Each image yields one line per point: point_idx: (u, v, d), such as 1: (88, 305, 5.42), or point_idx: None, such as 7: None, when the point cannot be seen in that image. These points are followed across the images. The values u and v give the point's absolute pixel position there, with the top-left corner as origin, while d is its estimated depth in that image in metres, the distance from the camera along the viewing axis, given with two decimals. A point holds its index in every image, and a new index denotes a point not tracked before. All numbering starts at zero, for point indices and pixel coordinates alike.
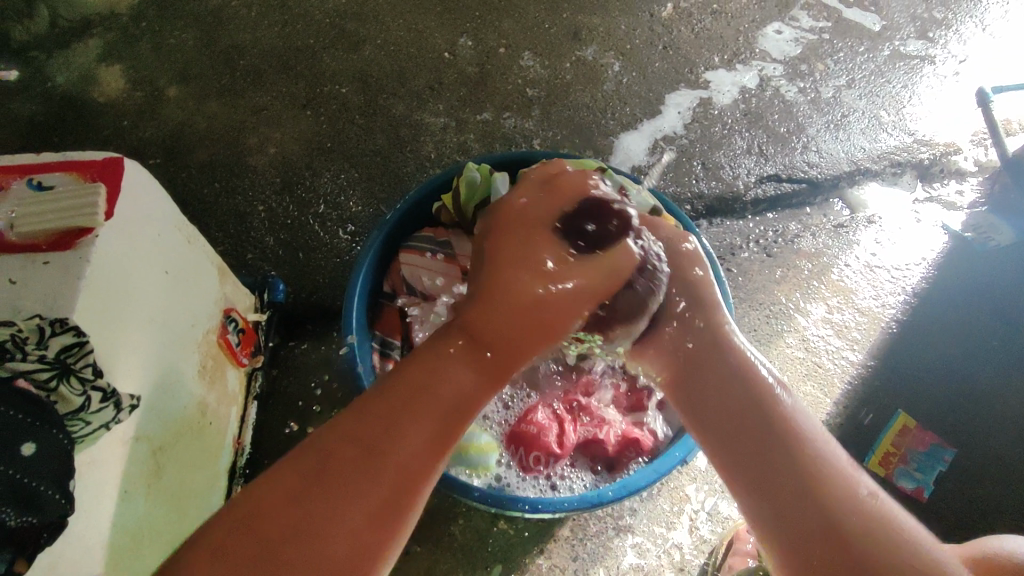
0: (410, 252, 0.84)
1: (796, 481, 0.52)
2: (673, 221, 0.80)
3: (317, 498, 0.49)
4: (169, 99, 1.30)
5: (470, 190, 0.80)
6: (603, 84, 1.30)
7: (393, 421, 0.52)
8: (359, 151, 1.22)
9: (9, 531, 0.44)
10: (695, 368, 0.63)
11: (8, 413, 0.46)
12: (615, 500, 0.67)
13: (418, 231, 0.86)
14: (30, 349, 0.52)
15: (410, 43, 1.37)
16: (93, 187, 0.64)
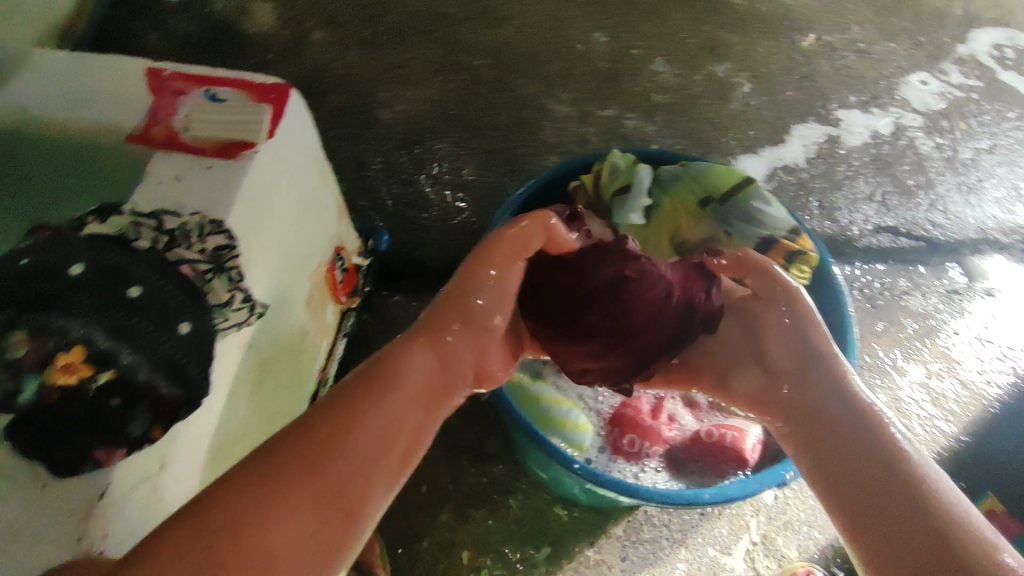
0: None
1: (923, 530, 0.46)
2: (808, 250, 0.81)
3: (289, 495, 0.41)
4: (313, 42, 1.36)
5: (612, 174, 0.82)
6: (732, 103, 1.29)
7: (379, 396, 0.48)
8: (481, 124, 1.25)
9: (162, 398, 0.50)
10: (822, 408, 0.59)
11: (174, 295, 0.53)
12: (710, 502, 0.66)
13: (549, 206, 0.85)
14: (194, 241, 0.56)
15: (548, 30, 1.40)
16: (260, 107, 0.67)
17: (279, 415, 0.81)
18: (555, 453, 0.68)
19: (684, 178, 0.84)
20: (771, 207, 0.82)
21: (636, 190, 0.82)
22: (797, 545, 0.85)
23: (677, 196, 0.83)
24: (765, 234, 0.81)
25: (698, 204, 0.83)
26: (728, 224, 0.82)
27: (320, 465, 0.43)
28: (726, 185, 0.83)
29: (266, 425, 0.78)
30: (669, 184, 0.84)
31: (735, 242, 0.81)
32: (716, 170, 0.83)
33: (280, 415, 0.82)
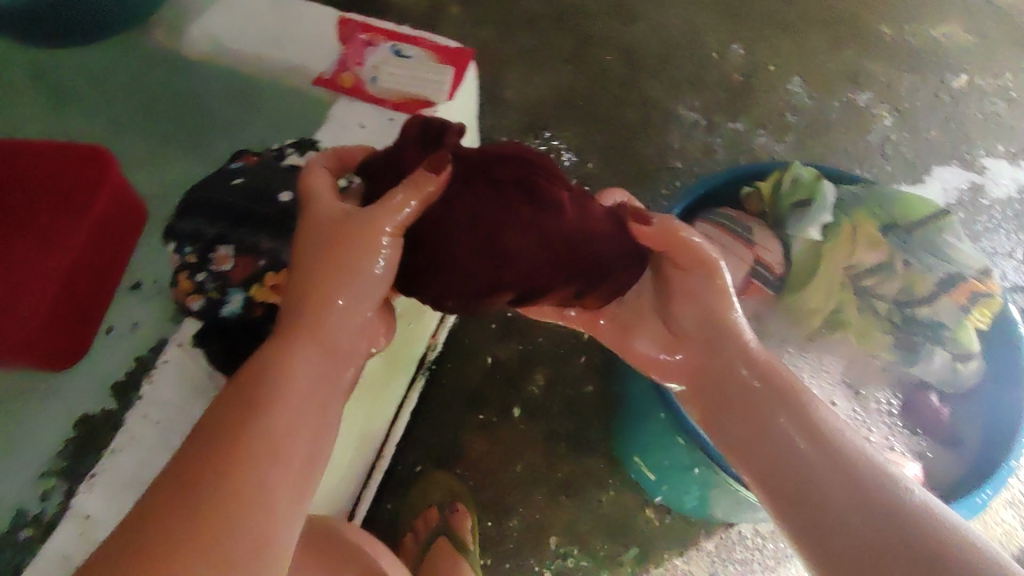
0: (711, 222, 0.77)
1: (884, 527, 0.45)
2: (992, 291, 0.73)
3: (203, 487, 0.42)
4: (449, 15, 1.36)
5: (795, 185, 0.78)
6: (869, 135, 1.24)
7: (257, 413, 0.46)
8: (608, 119, 1.24)
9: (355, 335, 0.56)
10: (748, 410, 0.58)
11: None
12: None
13: (718, 207, 0.80)
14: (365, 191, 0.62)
15: (683, 34, 1.36)
16: (442, 70, 0.67)
17: (394, 367, 0.80)
18: (708, 451, 0.66)
19: (867, 201, 0.79)
20: (962, 243, 0.78)
21: (820, 205, 0.78)
22: None
23: (858, 221, 0.79)
24: (951, 270, 0.76)
25: (880, 228, 0.79)
26: (910, 254, 0.78)
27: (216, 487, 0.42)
28: (916, 215, 0.78)
29: (386, 375, 0.78)
30: (849, 206, 0.79)
31: (914, 274, 0.78)
32: (905, 200, 0.79)
33: (395, 367, 0.80)
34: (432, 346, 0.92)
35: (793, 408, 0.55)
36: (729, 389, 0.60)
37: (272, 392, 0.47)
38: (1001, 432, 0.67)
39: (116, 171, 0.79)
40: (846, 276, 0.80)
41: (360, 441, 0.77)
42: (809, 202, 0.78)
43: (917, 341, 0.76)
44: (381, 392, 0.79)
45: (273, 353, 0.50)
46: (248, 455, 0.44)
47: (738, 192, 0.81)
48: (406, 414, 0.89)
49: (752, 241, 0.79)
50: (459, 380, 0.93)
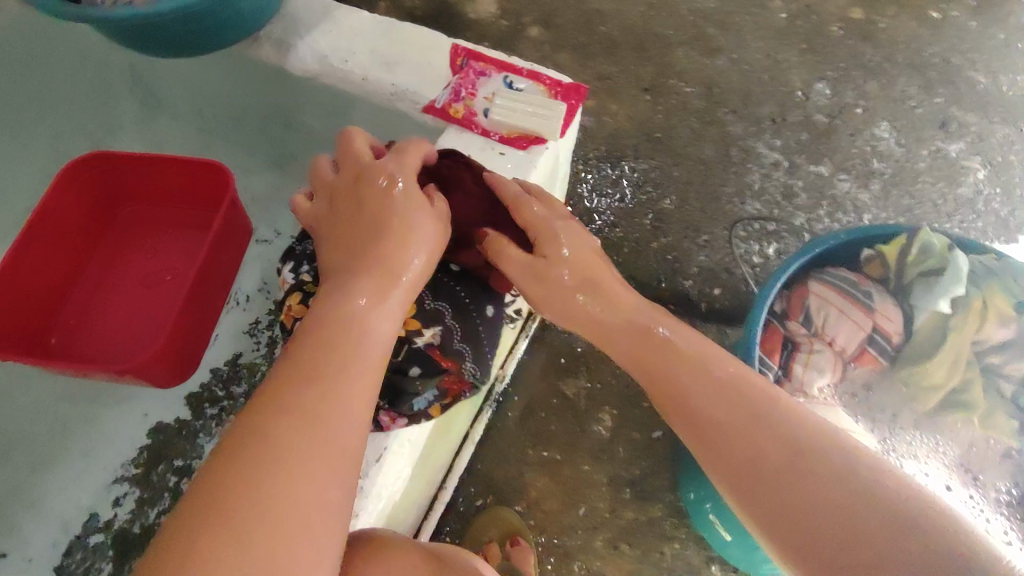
0: (824, 285, 0.73)
1: (861, 527, 0.42)
2: None
3: (273, 441, 0.42)
4: (529, 38, 1.37)
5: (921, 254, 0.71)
6: (959, 187, 1.19)
7: (323, 367, 0.46)
8: (685, 152, 1.21)
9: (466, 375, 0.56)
10: (709, 378, 0.52)
11: (459, 289, 0.59)
12: None
13: (832, 267, 0.75)
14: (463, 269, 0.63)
15: (765, 69, 1.33)
16: (557, 104, 0.65)
17: (466, 406, 0.79)
18: None
19: (1001, 274, 0.71)
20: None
21: (953, 274, 0.69)
22: None
23: (989, 295, 0.70)
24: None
25: (1013, 305, 0.69)
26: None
27: (255, 447, 0.42)
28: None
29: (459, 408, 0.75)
30: (981, 278, 0.70)
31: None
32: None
33: (466, 405, 0.79)
34: (498, 379, 0.91)
35: (750, 389, 0.51)
36: (663, 352, 0.55)
37: (344, 358, 0.47)
38: None
39: (234, 189, 0.69)
40: (972, 352, 0.70)
41: (428, 474, 0.75)
42: (942, 271, 0.70)
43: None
44: (453, 424, 0.77)
45: (340, 294, 0.51)
46: (289, 431, 0.43)
47: (857, 254, 0.75)
48: (470, 445, 0.87)
49: (873, 309, 0.72)
50: (526, 415, 0.91)
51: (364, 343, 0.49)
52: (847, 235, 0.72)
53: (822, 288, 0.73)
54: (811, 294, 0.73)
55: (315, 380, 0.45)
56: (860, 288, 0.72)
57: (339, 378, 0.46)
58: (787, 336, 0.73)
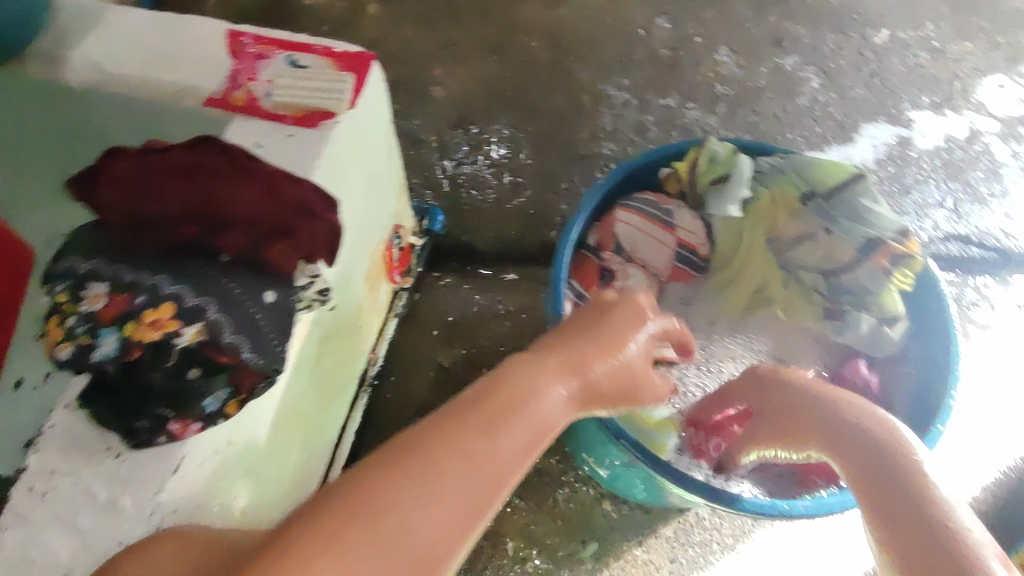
0: (630, 211, 0.78)
1: (918, 521, 0.49)
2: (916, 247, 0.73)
3: (405, 480, 0.40)
4: (370, 15, 1.30)
5: (710, 162, 0.77)
6: (797, 98, 1.24)
7: (492, 425, 0.43)
8: (540, 107, 1.20)
9: (240, 362, 0.46)
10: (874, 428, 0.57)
11: (225, 283, 0.46)
12: (805, 515, 0.62)
13: (638, 193, 0.80)
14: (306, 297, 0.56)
15: (607, 13, 1.32)
16: (341, 76, 0.64)
17: (333, 391, 0.81)
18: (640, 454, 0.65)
19: (786, 170, 0.78)
20: (880, 204, 0.75)
21: (738, 179, 0.76)
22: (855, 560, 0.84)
23: (776, 191, 0.78)
24: (871, 232, 0.73)
25: (799, 199, 0.77)
26: (831, 221, 0.76)
27: (382, 490, 0.39)
28: (833, 179, 0.75)
29: (321, 400, 0.77)
30: (769, 176, 0.78)
31: (836, 242, 0.75)
32: (823, 163, 0.77)
33: (334, 390, 0.81)
34: (372, 362, 0.94)
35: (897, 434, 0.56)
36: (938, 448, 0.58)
37: (505, 415, 0.44)
38: (929, 399, 0.70)
39: None
40: (770, 249, 0.79)
41: (300, 472, 0.76)
42: (729, 176, 0.76)
43: (845, 309, 0.76)
44: (320, 419, 0.78)
45: (528, 361, 0.48)
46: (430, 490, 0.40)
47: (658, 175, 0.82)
48: (352, 435, 0.90)
49: (674, 224, 0.79)
50: (404, 395, 0.95)
51: (530, 411, 0.45)
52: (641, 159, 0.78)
53: (629, 213, 0.77)
54: (618, 220, 0.77)
55: (485, 439, 0.42)
56: (661, 206, 0.78)
57: (476, 442, 0.42)
58: (603, 267, 0.77)
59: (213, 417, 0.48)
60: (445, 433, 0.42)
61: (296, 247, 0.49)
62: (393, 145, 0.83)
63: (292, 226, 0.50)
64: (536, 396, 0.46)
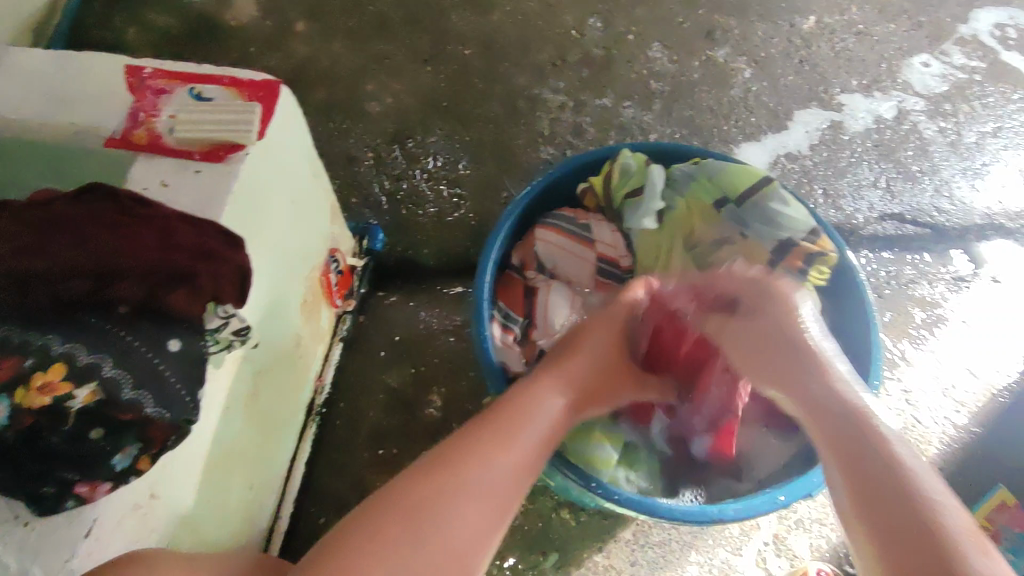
0: (547, 228, 0.81)
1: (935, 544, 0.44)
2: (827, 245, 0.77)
3: (434, 479, 0.51)
4: (297, 33, 1.25)
5: (623, 175, 0.80)
6: (731, 89, 1.24)
7: (508, 433, 0.56)
8: (474, 116, 1.19)
9: (144, 418, 0.45)
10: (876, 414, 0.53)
11: (122, 335, 0.45)
12: (737, 518, 0.64)
13: (557, 210, 0.84)
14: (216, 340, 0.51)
15: (539, 16, 1.30)
16: (249, 106, 0.62)
17: (277, 424, 0.80)
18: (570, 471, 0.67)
19: (698, 177, 0.81)
20: (791, 207, 0.77)
21: (651, 192, 0.79)
22: (810, 543, 0.86)
23: (691, 198, 0.81)
24: (782, 235, 0.77)
25: (713, 206, 0.80)
26: (745, 225, 0.79)
27: (443, 496, 0.50)
28: (745, 184, 0.79)
29: (264, 436, 0.76)
30: (682, 185, 0.81)
31: (752, 244, 0.78)
32: (733, 169, 0.80)
33: (279, 424, 0.80)
34: (320, 389, 0.92)
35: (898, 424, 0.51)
36: None
37: (515, 423, 0.57)
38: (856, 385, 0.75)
39: None
40: None
41: (248, 512, 0.74)
42: (642, 189, 0.80)
43: None
44: (264, 454, 0.77)
45: (533, 384, 0.62)
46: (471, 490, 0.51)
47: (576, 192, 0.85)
48: (303, 465, 0.89)
49: (592, 238, 0.82)
50: (354, 421, 0.94)
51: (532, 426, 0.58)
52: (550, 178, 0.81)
53: (548, 230, 0.81)
54: (539, 238, 0.81)
55: (502, 444, 0.55)
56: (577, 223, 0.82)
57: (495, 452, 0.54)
58: (529, 285, 0.81)
59: (125, 475, 0.47)
60: (476, 440, 0.55)
61: (198, 293, 0.48)
62: (321, 167, 0.81)
63: (193, 271, 0.48)
64: (539, 401, 0.60)
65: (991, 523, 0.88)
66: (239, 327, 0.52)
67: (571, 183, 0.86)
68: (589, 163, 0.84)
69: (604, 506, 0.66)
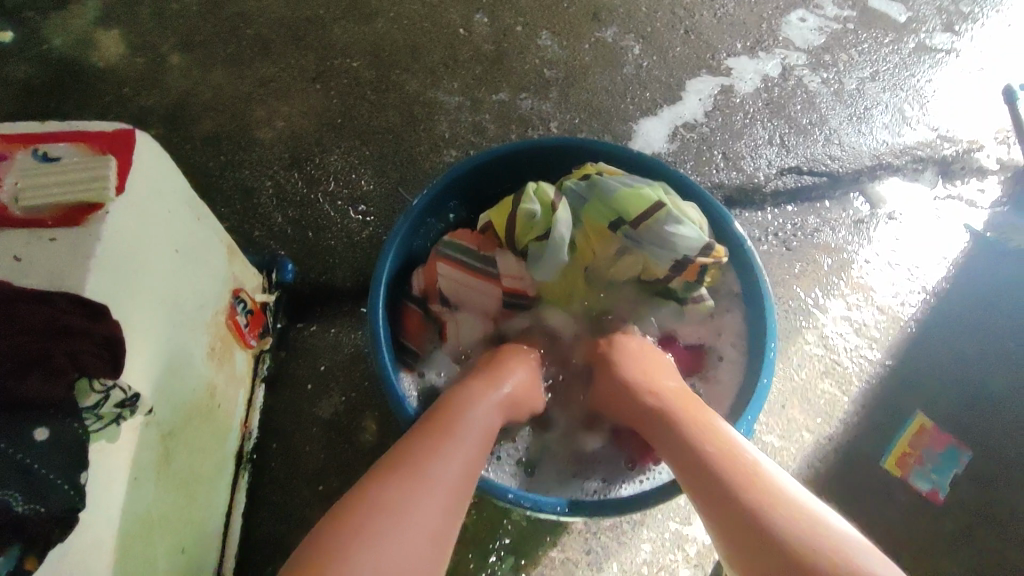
0: (448, 264, 0.83)
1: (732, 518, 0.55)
2: (722, 255, 0.78)
3: (399, 471, 0.55)
4: (173, 67, 1.19)
5: (528, 225, 0.78)
6: (623, 68, 1.22)
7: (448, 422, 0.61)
8: (371, 128, 1.15)
9: (14, 519, 0.43)
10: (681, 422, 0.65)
11: None
12: (650, 503, 0.67)
13: (453, 237, 0.85)
14: (101, 411, 0.50)
15: (424, 18, 1.24)
16: (103, 158, 0.59)
17: (202, 483, 0.76)
18: (489, 486, 0.67)
19: (593, 200, 0.79)
20: (686, 224, 0.76)
21: (555, 241, 0.78)
22: None
23: (587, 221, 0.80)
24: (677, 254, 0.77)
25: (608, 228, 0.79)
26: (640, 243, 0.78)
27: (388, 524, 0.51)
28: (638, 210, 0.76)
29: (189, 499, 0.73)
30: (578, 211, 0.80)
31: (650, 260, 0.80)
32: (626, 193, 0.77)
33: (203, 482, 0.76)
34: (247, 436, 0.90)
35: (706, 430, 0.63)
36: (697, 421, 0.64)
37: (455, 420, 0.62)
38: (755, 348, 0.81)
39: None
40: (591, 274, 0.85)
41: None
42: (546, 238, 0.78)
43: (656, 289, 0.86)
44: (192, 516, 0.74)
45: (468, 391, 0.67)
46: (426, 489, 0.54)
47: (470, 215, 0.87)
48: (240, 516, 0.87)
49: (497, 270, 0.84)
50: (290, 461, 0.91)
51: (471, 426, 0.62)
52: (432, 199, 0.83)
53: (446, 264, 0.83)
54: (438, 274, 0.84)
55: (449, 437, 0.59)
56: (479, 255, 0.83)
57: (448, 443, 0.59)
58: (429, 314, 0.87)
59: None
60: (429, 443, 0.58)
61: (56, 372, 0.46)
62: (204, 207, 0.77)
63: (46, 352, 0.47)
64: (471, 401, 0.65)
65: (912, 447, 0.95)
66: (123, 398, 0.52)
67: (452, 196, 0.88)
68: (468, 174, 0.85)
69: (525, 511, 0.68)
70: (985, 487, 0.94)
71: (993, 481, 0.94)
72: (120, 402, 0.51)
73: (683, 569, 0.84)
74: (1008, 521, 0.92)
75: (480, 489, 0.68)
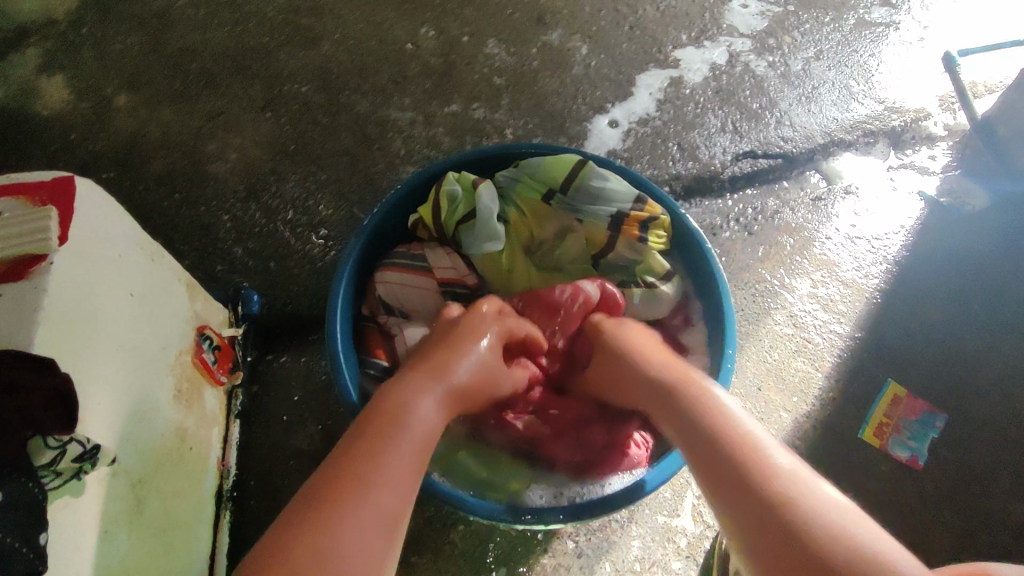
0: (388, 269, 0.84)
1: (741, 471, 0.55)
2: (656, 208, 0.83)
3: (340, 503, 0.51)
4: (119, 108, 1.18)
5: (452, 203, 0.82)
6: (573, 69, 1.23)
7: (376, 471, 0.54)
8: (325, 151, 1.14)
9: None
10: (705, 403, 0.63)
11: None
12: (623, 501, 0.67)
13: (393, 254, 0.86)
14: (64, 465, 0.51)
15: (370, 37, 1.24)
16: (45, 209, 0.59)
17: (180, 528, 0.74)
18: (457, 502, 0.66)
19: (522, 178, 0.85)
20: (612, 180, 0.82)
21: (481, 214, 0.82)
22: None
23: (518, 195, 0.85)
24: (612, 210, 0.82)
25: (543, 200, 0.84)
26: (578, 211, 0.84)
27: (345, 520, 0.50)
28: (562, 173, 0.83)
29: (167, 545, 0.71)
30: (509, 190, 0.85)
31: (591, 225, 0.85)
32: (550, 162, 0.83)
33: (181, 527, 0.75)
34: (226, 474, 0.88)
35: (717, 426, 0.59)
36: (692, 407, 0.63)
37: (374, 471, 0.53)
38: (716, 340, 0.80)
39: None
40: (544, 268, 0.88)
41: None
42: (474, 213, 0.82)
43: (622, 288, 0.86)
44: (172, 562, 0.72)
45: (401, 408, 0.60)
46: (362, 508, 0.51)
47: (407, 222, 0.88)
48: (224, 555, 0.85)
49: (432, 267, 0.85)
50: (271, 496, 0.90)
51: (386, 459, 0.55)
52: (381, 211, 0.83)
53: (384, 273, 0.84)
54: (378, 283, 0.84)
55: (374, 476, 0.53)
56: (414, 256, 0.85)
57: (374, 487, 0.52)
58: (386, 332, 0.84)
59: None
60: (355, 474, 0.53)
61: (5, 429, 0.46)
62: (155, 246, 0.76)
63: None
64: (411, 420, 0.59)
65: (889, 416, 0.96)
66: (81, 451, 0.52)
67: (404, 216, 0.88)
68: (419, 187, 0.86)
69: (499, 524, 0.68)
70: (959, 448, 0.96)
71: (966, 442, 0.96)
72: (80, 449, 0.52)
73: (674, 561, 0.84)
74: (987, 482, 0.94)
75: (451, 505, 0.66)
